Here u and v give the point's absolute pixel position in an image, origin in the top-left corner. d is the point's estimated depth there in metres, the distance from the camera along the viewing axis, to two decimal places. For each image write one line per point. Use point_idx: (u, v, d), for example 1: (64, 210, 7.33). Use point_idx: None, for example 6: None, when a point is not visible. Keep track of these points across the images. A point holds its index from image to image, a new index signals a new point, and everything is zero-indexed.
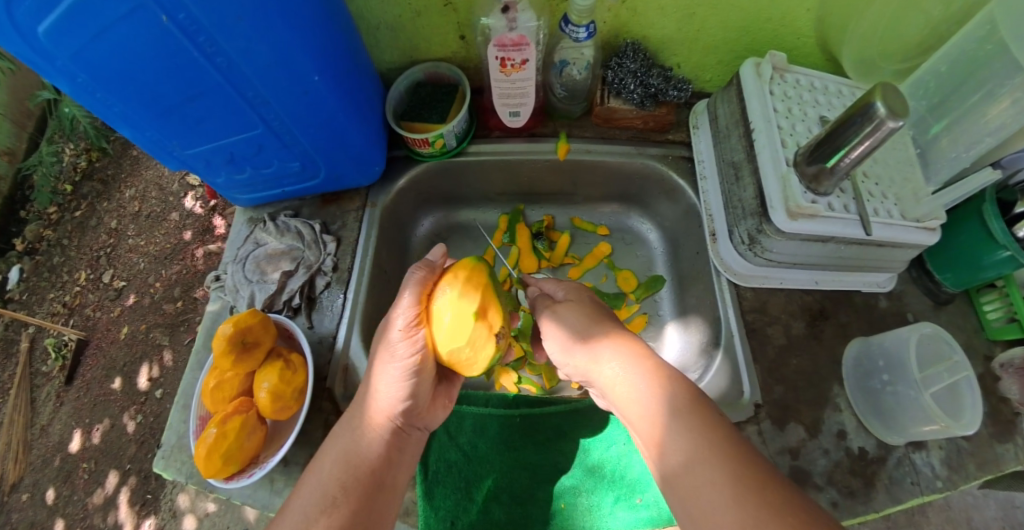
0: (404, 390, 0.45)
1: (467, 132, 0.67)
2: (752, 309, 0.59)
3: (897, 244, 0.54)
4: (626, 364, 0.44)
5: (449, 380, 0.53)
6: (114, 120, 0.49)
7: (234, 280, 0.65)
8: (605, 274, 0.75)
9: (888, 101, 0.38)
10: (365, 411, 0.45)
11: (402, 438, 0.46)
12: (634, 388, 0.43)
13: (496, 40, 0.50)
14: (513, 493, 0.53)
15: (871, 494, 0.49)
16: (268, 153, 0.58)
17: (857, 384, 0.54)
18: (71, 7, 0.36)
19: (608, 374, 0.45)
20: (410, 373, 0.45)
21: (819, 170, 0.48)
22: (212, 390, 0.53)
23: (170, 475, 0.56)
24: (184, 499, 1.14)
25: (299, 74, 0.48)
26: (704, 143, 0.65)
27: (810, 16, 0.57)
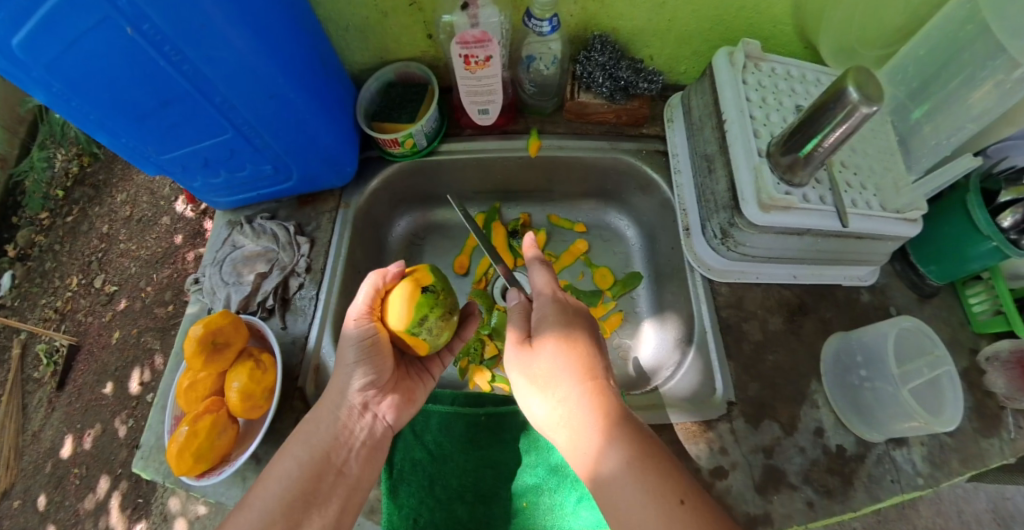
0: (351, 397, 0.49)
1: (438, 131, 0.66)
2: (729, 304, 0.58)
3: (876, 236, 0.53)
4: (580, 423, 0.42)
5: (411, 376, 0.55)
6: (86, 126, 0.48)
7: (210, 282, 0.64)
8: (582, 271, 0.74)
9: (861, 88, 0.37)
10: (326, 400, 0.48)
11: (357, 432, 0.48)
12: (579, 450, 0.42)
13: (458, 37, 0.49)
14: (476, 491, 0.52)
15: (849, 492, 0.48)
16: (242, 157, 0.57)
17: (836, 380, 0.53)
18: (35, 16, 0.36)
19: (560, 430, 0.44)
20: (366, 357, 0.49)
21: (794, 160, 0.47)
22: (186, 390, 0.52)
23: (149, 475, 0.55)
24: (175, 503, 1.12)
25: (265, 79, 0.47)
26: (678, 136, 0.64)
27: (786, 4, 0.56)
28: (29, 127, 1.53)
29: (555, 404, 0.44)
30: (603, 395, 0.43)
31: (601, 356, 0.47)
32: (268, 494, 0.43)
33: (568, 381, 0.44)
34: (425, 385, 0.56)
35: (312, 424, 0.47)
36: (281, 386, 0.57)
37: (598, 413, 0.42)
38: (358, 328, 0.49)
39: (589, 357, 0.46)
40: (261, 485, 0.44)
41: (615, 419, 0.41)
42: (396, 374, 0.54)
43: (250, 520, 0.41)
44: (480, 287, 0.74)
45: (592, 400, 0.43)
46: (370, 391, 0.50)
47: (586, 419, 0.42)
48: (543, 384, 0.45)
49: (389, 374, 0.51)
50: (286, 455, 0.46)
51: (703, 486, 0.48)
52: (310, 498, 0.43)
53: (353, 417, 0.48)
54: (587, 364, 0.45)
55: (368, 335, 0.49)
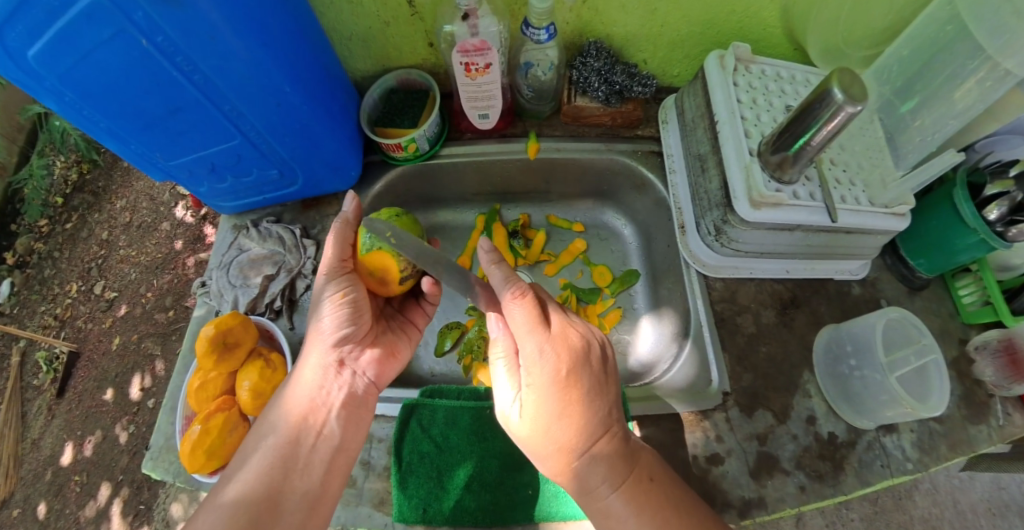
0: (324, 368, 0.51)
1: (439, 135, 0.68)
2: (723, 299, 0.60)
3: (864, 230, 0.55)
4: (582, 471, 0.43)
5: (387, 337, 0.58)
6: (98, 134, 0.50)
7: (217, 284, 0.66)
8: (581, 270, 0.76)
9: (845, 88, 0.39)
10: (306, 356, 0.52)
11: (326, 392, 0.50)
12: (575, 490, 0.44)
13: (459, 46, 0.52)
14: (483, 481, 0.54)
15: (840, 477, 0.50)
16: (248, 162, 0.59)
17: (828, 370, 0.55)
18: (52, 29, 0.37)
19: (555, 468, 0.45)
20: (339, 313, 0.51)
21: (783, 158, 0.49)
22: (197, 390, 0.54)
23: (157, 475, 0.57)
24: (178, 508, 0.97)
25: (273, 86, 0.49)
26: (672, 137, 0.66)
27: (773, 8, 0.57)
28: (29, 136, 1.55)
29: (557, 463, 0.44)
30: (607, 452, 0.43)
31: (604, 403, 0.44)
32: (252, 462, 0.46)
33: (577, 444, 0.43)
34: (401, 340, 0.60)
35: (293, 388, 0.50)
36: None
37: (601, 473, 0.43)
38: (333, 283, 0.52)
39: (594, 413, 0.43)
40: (247, 450, 0.47)
41: (620, 475, 0.43)
42: (375, 331, 0.57)
43: (235, 479, 0.44)
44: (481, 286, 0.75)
45: (597, 461, 0.43)
46: (346, 347, 0.52)
47: (590, 478, 0.43)
48: (543, 445, 0.43)
49: (366, 329, 0.55)
50: (269, 420, 0.49)
51: (699, 473, 0.50)
52: (290, 462, 0.46)
53: (331, 376, 0.51)
54: (598, 422, 0.43)
55: (338, 279, 0.52)
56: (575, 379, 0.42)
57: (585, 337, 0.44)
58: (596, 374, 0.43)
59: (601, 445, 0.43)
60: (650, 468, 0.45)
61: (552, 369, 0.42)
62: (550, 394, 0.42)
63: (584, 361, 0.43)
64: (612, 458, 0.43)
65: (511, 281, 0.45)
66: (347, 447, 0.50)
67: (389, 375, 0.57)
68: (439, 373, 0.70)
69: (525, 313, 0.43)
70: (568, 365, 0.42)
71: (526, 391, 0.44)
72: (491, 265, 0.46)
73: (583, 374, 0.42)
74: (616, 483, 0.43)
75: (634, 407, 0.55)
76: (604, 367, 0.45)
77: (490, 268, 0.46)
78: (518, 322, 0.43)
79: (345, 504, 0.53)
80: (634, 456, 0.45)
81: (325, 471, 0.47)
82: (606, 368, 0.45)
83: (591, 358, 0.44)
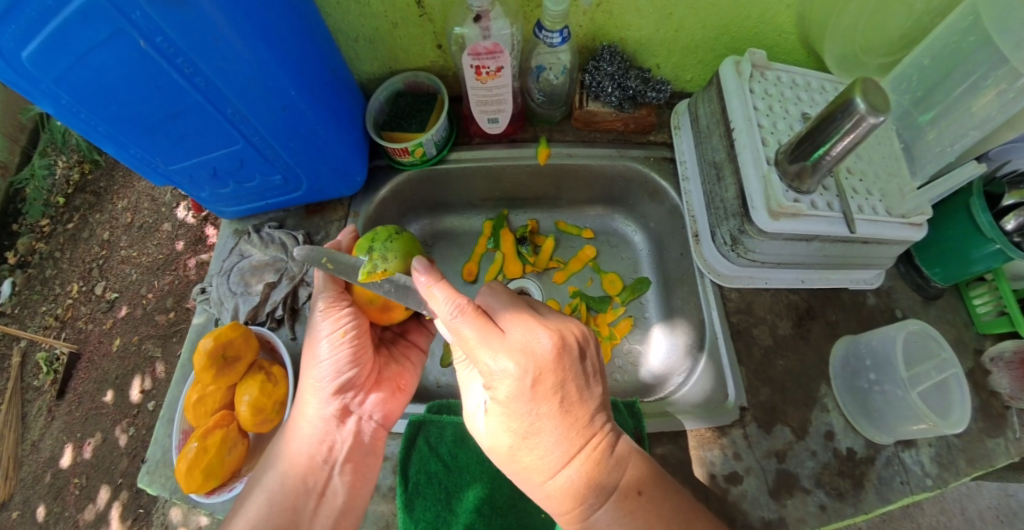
0: (327, 415, 0.50)
1: (447, 140, 0.67)
2: (738, 310, 0.59)
3: (882, 241, 0.53)
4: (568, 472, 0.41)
5: (397, 370, 0.58)
6: (97, 139, 0.48)
7: (218, 292, 0.64)
8: (591, 277, 0.74)
9: (868, 98, 0.37)
10: (302, 406, 0.51)
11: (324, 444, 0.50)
12: (562, 496, 0.42)
13: (471, 48, 0.50)
14: (494, 504, 0.53)
15: (860, 495, 0.49)
16: (251, 167, 0.58)
17: (845, 384, 0.54)
18: (47, 29, 0.36)
19: (540, 477, 0.42)
20: (338, 354, 0.51)
21: (802, 168, 0.48)
22: (194, 404, 0.52)
23: (154, 491, 0.55)
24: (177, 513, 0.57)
25: (278, 89, 0.47)
26: (686, 144, 0.64)
27: (791, 13, 0.56)
28: (30, 135, 1.53)
29: (533, 477, 0.43)
30: (590, 464, 0.41)
31: (584, 409, 0.41)
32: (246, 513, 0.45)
33: (561, 445, 0.41)
34: (404, 369, 0.59)
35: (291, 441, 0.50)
36: (291, 398, 0.57)
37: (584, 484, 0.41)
38: (330, 318, 0.52)
39: (570, 424, 0.40)
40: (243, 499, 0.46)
41: (599, 486, 0.42)
42: (380, 369, 0.56)
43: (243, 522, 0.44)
44: None
45: (578, 473, 0.41)
46: (349, 393, 0.52)
47: (571, 491, 0.41)
48: (515, 456, 0.42)
49: (367, 371, 0.54)
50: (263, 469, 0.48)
51: (718, 492, 0.49)
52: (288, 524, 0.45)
53: (334, 427, 0.51)
54: (582, 421, 0.41)
55: (342, 325, 0.52)
56: (542, 390, 0.39)
57: (558, 338, 0.39)
58: (570, 380, 0.40)
59: (582, 455, 0.41)
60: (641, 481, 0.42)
61: (511, 384, 0.38)
62: (512, 406, 0.40)
63: (554, 369, 0.39)
64: (596, 470, 0.41)
65: (453, 296, 0.42)
66: (351, 507, 0.48)
67: (399, 411, 0.57)
68: (446, 384, 0.69)
69: (474, 323, 0.40)
70: (533, 375, 0.38)
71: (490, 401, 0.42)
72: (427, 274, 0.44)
73: (552, 382, 0.39)
74: (600, 492, 0.42)
75: (649, 424, 0.54)
76: (584, 369, 0.41)
77: (429, 285, 0.43)
78: (467, 334, 0.40)
79: None
80: (622, 468, 0.42)
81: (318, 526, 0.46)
82: (588, 368, 0.42)
83: (565, 364, 0.39)
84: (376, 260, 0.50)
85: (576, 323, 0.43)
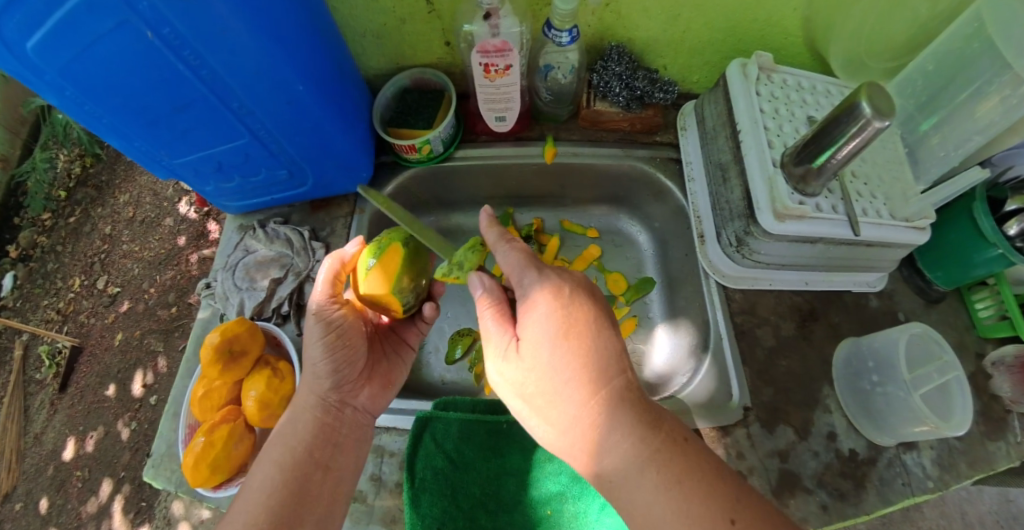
0: (321, 408, 0.50)
1: (453, 137, 0.67)
2: (741, 311, 0.59)
3: (886, 244, 0.54)
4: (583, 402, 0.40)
5: (389, 365, 0.58)
6: (101, 131, 0.48)
7: (223, 287, 0.64)
8: (596, 277, 0.75)
9: (874, 101, 0.37)
10: (299, 400, 0.50)
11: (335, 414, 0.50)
12: (581, 429, 0.40)
13: (479, 46, 0.50)
14: (498, 499, 0.53)
15: (861, 496, 0.49)
16: (256, 161, 0.58)
17: (848, 386, 0.54)
18: (54, 19, 0.35)
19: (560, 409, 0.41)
20: (332, 352, 0.50)
21: (807, 170, 0.48)
22: (200, 398, 0.53)
23: (159, 484, 0.55)
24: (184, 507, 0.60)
25: (285, 84, 0.47)
26: (691, 145, 0.65)
27: (797, 16, 0.56)
28: (31, 128, 1.53)
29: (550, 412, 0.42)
30: (625, 391, 0.40)
31: (616, 337, 0.43)
32: (249, 502, 0.42)
33: (586, 373, 0.40)
34: (397, 367, 0.59)
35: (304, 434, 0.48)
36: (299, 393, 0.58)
37: (618, 411, 0.39)
38: (322, 321, 0.50)
39: (603, 342, 0.42)
40: (245, 490, 0.44)
41: (646, 417, 0.39)
42: (370, 366, 0.55)
43: (251, 493, 0.43)
44: None
45: (612, 393, 0.40)
46: (344, 388, 0.52)
47: (591, 428, 0.39)
48: (535, 388, 0.42)
49: (359, 369, 0.53)
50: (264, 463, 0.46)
51: None
52: (300, 491, 0.44)
53: (332, 417, 0.50)
54: (606, 357, 0.41)
55: (332, 324, 0.50)
56: (566, 307, 0.42)
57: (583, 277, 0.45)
58: (600, 307, 0.44)
59: (604, 387, 0.40)
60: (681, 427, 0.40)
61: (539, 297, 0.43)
62: (537, 326, 0.42)
63: (578, 295, 0.44)
64: (629, 396, 0.40)
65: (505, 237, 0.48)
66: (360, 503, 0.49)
67: (383, 404, 0.56)
68: (451, 381, 0.69)
69: (517, 254, 0.46)
70: (566, 287, 0.43)
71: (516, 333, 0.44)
72: (486, 228, 0.49)
73: (577, 303, 0.43)
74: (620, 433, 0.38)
75: None
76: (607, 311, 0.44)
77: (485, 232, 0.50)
78: (511, 264, 0.46)
79: (354, 521, 0.52)
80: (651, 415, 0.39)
81: (331, 498, 0.46)
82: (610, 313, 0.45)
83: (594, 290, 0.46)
84: (454, 263, 0.50)
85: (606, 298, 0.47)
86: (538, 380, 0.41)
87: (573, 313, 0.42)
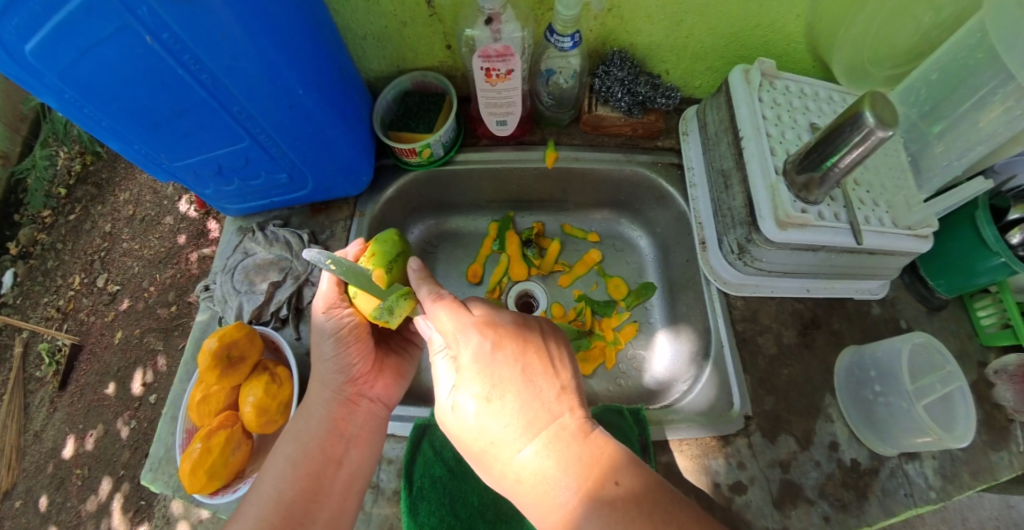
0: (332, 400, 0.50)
1: (454, 141, 0.67)
2: (743, 318, 0.59)
3: (889, 252, 0.53)
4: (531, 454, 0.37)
5: (397, 357, 0.58)
6: (100, 134, 0.48)
7: (221, 290, 0.64)
8: (596, 281, 0.74)
9: (876, 111, 0.37)
10: (313, 397, 0.51)
11: (351, 408, 0.50)
12: (535, 485, 0.37)
13: (481, 51, 0.50)
14: (498, 510, 0.53)
15: (864, 506, 0.49)
16: (256, 165, 0.57)
17: (850, 395, 0.54)
18: (53, 21, 0.35)
19: (510, 465, 0.38)
20: (342, 348, 0.51)
21: (809, 179, 0.47)
22: (199, 403, 0.52)
23: (157, 488, 0.55)
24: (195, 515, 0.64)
25: (286, 88, 0.47)
26: (693, 150, 0.64)
27: (800, 23, 0.56)
28: (31, 125, 1.52)
29: (500, 468, 0.39)
30: (561, 444, 0.37)
31: (550, 381, 0.40)
32: (258, 504, 0.44)
33: (529, 422, 0.38)
34: (405, 360, 0.59)
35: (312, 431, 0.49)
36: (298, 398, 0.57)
37: (557, 464, 0.37)
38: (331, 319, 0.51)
39: (534, 392, 0.39)
40: (255, 492, 0.45)
41: (582, 469, 0.36)
42: (379, 358, 0.55)
43: (265, 494, 0.44)
44: (494, 296, 0.74)
45: (545, 447, 0.37)
46: (356, 382, 0.52)
47: (542, 480, 0.37)
48: (483, 445, 0.39)
49: (369, 364, 0.53)
50: (272, 468, 0.46)
51: (723, 501, 0.50)
52: (303, 492, 0.45)
53: (348, 410, 0.50)
54: (549, 403, 0.39)
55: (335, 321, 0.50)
56: (501, 352, 0.40)
57: (518, 318, 0.44)
58: (533, 352, 0.41)
59: (550, 435, 0.38)
60: (615, 469, 0.36)
61: (470, 347, 0.40)
62: (474, 377, 0.40)
63: (514, 339, 0.41)
64: (565, 447, 0.37)
65: (437, 288, 0.47)
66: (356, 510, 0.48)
67: (395, 395, 0.56)
68: None
69: (447, 307, 0.44)
70: (490, 339, 0.41)
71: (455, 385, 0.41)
72: (418, 281, 0.49)
73: (512, 348, 0.41)
74: (575, 487, 0.35)
75: (653, 431, 0.54)
76: (548, 352, 0.42)
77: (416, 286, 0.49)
78: (444, 316, 0.43)
79: None
80: (596, 453, 0.37)
81: (329, 500, 0.46)
82: (553, 353, 0.42)
83: (527, 331, 0.43)
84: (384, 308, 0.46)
85: (554, 337, 0.44)
86: (484, 435, 0.39)
87: (510, 362, 0.40)
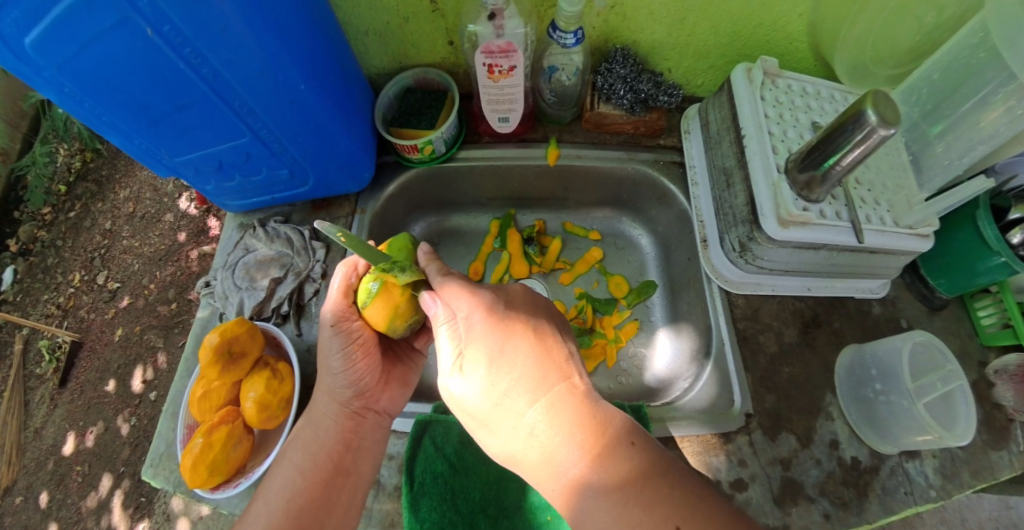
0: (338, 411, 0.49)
1: (456, 138, 0.67)
2: (744, 316, 0.59)
3: (889, 251, 0.53)
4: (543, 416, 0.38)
5: (402, 367, 0.57)
6: (101, 129, 0.48)
7: (222, 286, 0.64)
8: (597, 279, 0.74)
9: (878, 109, 0.37)
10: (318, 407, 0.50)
11: (358, 422, 0.50)
12: (548, 446, 0.37)
13: (484, 47, 0.50)
14: (500, 506, 0.53)
15: (864, 504, 0.49)
16: (257, 161, 0.57)
17: (851, 394, 0.54)
18: (53, 13, 0.35)
19: (520, 426, 0.38)
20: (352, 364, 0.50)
21: (811, 177, 0.47)
22: (199, 399, 0.52)
23: (158, 484, 0.55)
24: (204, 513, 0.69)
25: (287, 83, 0.47)
26: (695, 148, 0.65)
27: (802, 21, 0.56)
28: (31, 122, 1.52)
29: (508, 431, 0.39)
30: (573, 404, 0.38)
31: (558, 347, 0.41)
32: (268, 508, 0.44)
33: (541, 385, 0.39)
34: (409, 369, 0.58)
35: (313, 429, 0.49)
36: (299, 394, 0.57)
37: (571, 424, 0.37)
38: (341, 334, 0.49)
39: (544, 355, 0.40)
40: (263, 501, 0.45)
41: (596, 428, 0.37)
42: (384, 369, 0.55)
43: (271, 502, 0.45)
44: None
45: (551, 411, 0.38)
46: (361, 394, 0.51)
47: (556, 441, 0.37)
48: (492, 408, 0.39)
49: (375, 378, 0.52)
50: (278, 476, 0.46)
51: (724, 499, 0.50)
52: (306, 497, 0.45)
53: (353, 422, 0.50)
54: (558, 367, 0.40)
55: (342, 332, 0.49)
56: (511, 317, 0.41)
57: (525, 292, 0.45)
58: (542, 321, 0.43)
59: (562, 397, 0.38)
60: (628, 429, 0.38)
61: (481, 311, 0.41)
62: (484, 339, 0.40)
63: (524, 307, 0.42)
64: (578, 410, 0.38)
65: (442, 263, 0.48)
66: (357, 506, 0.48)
67: (396, 404, 0.55)
68: None
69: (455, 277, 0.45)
70: (500, 305, 0.42)
71: (463, 350, 0.41)
72: (426, 262, 0.50)
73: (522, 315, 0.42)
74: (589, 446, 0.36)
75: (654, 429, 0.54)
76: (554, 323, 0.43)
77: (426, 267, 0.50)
78: (452, 286, 0.44)
79: None
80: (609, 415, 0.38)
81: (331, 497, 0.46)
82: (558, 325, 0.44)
83: (533, 304, 0.45)
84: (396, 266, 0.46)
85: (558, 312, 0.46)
86: (495, 398, 0.39)
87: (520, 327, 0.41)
